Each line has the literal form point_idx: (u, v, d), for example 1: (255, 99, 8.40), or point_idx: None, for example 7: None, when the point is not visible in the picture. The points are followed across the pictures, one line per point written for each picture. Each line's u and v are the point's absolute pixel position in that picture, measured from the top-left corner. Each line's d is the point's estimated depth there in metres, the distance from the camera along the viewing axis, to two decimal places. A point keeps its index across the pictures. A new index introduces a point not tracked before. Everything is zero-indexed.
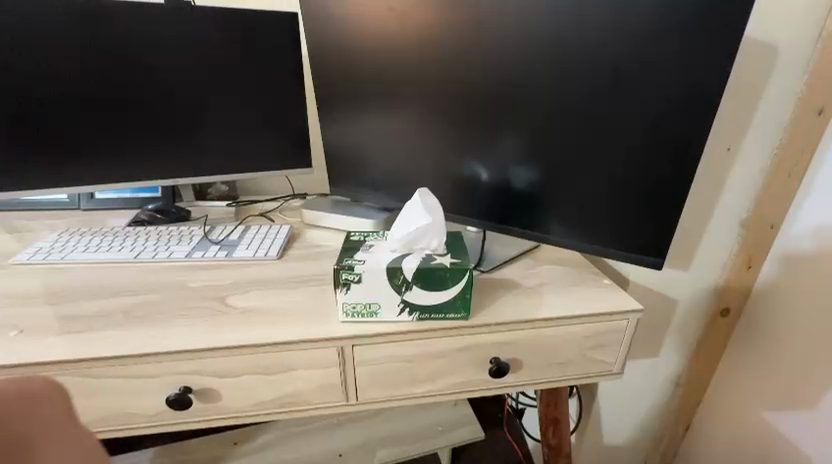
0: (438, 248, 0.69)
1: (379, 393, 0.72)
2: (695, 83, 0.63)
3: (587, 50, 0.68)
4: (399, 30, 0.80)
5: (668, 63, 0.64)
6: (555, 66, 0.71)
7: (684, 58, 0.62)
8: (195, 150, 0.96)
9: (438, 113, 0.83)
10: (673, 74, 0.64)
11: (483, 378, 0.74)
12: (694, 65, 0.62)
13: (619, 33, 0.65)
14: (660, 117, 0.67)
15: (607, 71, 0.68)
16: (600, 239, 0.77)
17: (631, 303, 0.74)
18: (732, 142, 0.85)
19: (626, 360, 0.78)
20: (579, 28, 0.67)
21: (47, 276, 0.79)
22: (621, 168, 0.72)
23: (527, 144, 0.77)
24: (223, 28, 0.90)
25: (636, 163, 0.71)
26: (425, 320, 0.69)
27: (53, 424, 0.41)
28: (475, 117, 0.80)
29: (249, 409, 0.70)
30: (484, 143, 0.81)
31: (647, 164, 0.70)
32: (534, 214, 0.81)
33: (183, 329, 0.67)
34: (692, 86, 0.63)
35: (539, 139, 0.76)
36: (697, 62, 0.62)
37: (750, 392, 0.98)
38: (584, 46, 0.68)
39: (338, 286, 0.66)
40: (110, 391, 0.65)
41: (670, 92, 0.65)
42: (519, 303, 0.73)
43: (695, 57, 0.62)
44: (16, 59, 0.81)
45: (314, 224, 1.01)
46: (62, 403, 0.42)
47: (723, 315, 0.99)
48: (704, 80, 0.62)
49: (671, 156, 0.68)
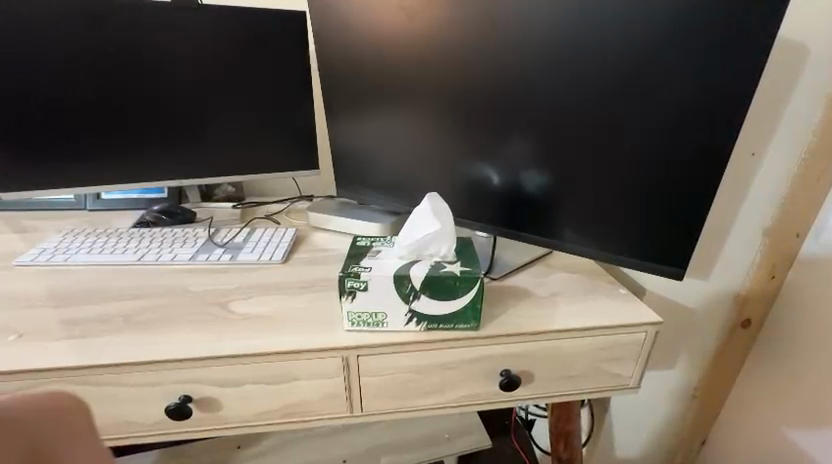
0: (447, 255, 0.67)
1: (384, 404, 0.70)
2: (709, 84, 0.61)
3: (591, 52, 0.66)
4: (402, 26, 0.78)
5: (678, 64, 0.62)
6: (560, 68, 0.69)
7: (695, 60, 0.61)
8: (200, 150, 0.95)
9: (442, 115, 0.81)
10: (684, 75, 0.62)
11: (493, 391, 0.71)
12: (705, 65, 0.60)
13: (640, 28, 0.62)
14: (674, 120, 0.64)
15: (614, 73, 0.66)
16: (614, 246, 0.74)
17: (648, 314, 0.71)
18: (756, 146, 0.82)
19: (643, 374, 0.75)
20: (583, 29, 0.65)
21: (51, 278, 0.78)
22: (635, 172, 0.69)
23: (532, 148, 0.75)
24: (226, 25, 0.88)
25: (650, 168, 0.68)
26: (433, 330, 0.66)
27: (66, 430, 0.43)
28: (478, 120, 0.78)
29: (251, 419, 0.68)
30: (488, 147, 0.79)
31: (663, 168, 0.67)
32: (544, 220, 0.79)
33: (185, 334, 0.65)
34: (705, 87, 0.61)
35: (546, 142, 0.74)
36: (708, 63, 0.60)
37: (768, 408, 0.91)
38: (587, 48, 0.66)
39: (343, 294, 0.63)
40: (109, 399, 0.64)
41: (682, 94, 0.63)
42: (531, 314, 0.70)
43: (705, 57, 0.60)
44: (20, 62, 0.81)
45: (320, 228, 0.99)
46: (77, 412, 0.44)
47: (744, 326, 0.92)
48: (717, 81, 0.60)
49: (688, 159, 0.65)
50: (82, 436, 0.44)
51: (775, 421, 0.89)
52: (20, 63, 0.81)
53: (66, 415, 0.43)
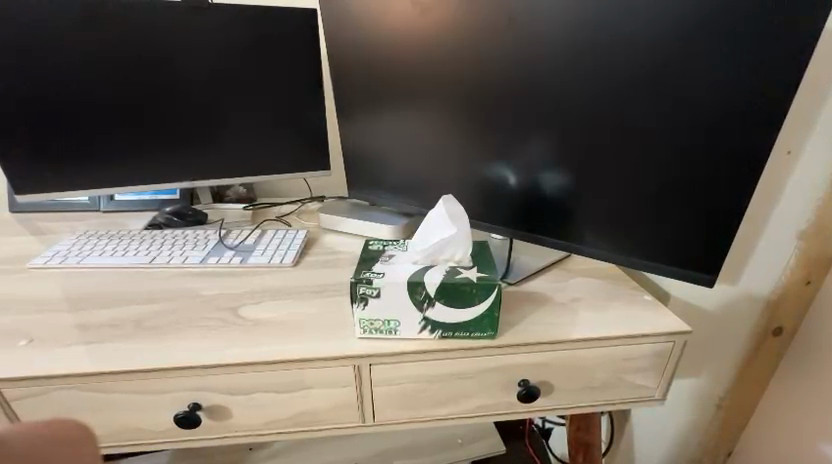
0: (462, 259, 0.64)
1: (397, 414, 0.68)
2: (717, 85, 0.58)
3: (602, 50, 0.63)
4: (416, 25, 0.76)
5: (690, 62, 0.59)
6: (560, 71, 0.67)
7: (699, 61, 0.58)
8: (211, 152, 0.94)
9: (445, 118, 0.79)
10: (696, 74, 0.59)
11: (509, 401, 0.69)
12: (712, 65, 0.58)
13: (654, 23, 0.59)
14: (683, 121, 0.61)
15: (617, 75, 0.63)
16: (627, 249, 0.71)
17: (675, 323, 0.67)
18: (793, 144, 0.75)
19: (670, 385, 0.71)
20: (584, 32, 0.64)
21: (63, 281, 0.78)
22: (645, 174, 0.66)
23: (536, 151, 0.73)
24: (236, 26, 0.87)
25: (662, 169, 0.65)
26: (448, 338, 0.64)
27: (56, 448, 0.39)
28: (480, 123, 0.77)
29: (263, 427, 0.67)
30: (492, 150, 0.77)
31: (675, 169, 0.64)
32: (554, 223, 0.76)
33: (194, 341, 0.64)
34: (712, 88, 0.58)
35: (553, 144, 0.71)
36: (712, 64, 0.58)
37: (798, 421, 0.85)
38: (589, 50, 0.64)
39: (354, 301, 0.61)
40: (119, 405, 0.63)
41: (690, 95, 0.60)
42: (550, 322, 0.67)
43: (710, 58, 0.57)
44: (24, 63, 0.81)
45: (331, 230, 0.97)
46: (61, 426, 0.41)
47: (775, 335, 0.86)
48: (726, 81, 0.57)
49: (701, 160, 0.62)
50: (83, 449, 0.41)
51: (809, 435, 0.83)
52: (21, 61, 0.80)
53: (57, 431, 0.40)
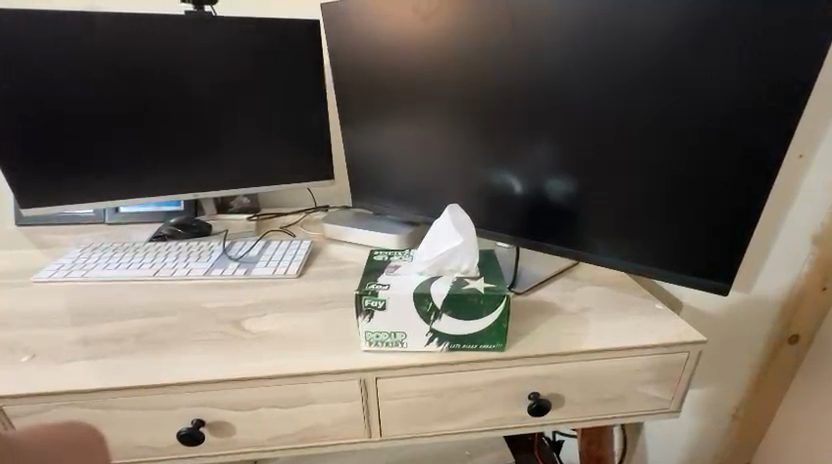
0: (469, 270, 0.63)
1: (404, 429, 0.66)
2: (719, 84, 0.57)
3: (601, 51, 0.63)
4: (417, 31, 0.76)
5: (692, 62, 0.58)
6: (560, 75, 0.67)
7: (698, 63, 0.58)
8: (214, 162, 0.94)
9: (447, 123, 0.79)
10: (698, 73, 0.58)
11: (520, 415, 0.67)
12: (713, 65, 0.57)
13: (654, 23, 0.59)
14: (682, 123, 0.61)
15: (618, 76, 0.63)
16: (628, 252, 0.70)
17: (688, 332, 0.65)
18: (807, 148, 0.73)
19: (685, 397, 0.69)
20: (585, 32, 0.63)
21: (66, 296, 0.78)
22: (647, 175, 0.65)
23: (537, 155, 0.73)
24: (240, 37, 0.88)
25: (663, 170, 0.64)
26: (456, 350, 0.62)
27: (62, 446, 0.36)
28: (480, 127, 0.76)
29: (268, 443, 0.65)
30: (493, 154, 0.77)
31: (675, 171, 0.63)
32: (555, 227, 0.75)
33: (198, 356, 0.63)
34: (713, 89, 0.58)
35: (555, 147, 0.71)
36: (714, 64, 0.57)
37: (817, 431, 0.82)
38: (589, 51, 0.64)
39: (360, 313, 0.60)
40: (121, 421, 0.62)
41: (692, 96, 0.59)
42: (560, 332, 0.65)
43: (711, 58, 0.57)
44: (27, 78, 0.81)
45: (335, 239, 0.97)
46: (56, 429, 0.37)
47: (791, 343, 0.83)
48: (728, 80, 0.57)
49: (701, 162, 0.61)
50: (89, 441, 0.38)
51: None
52: (24, 76, 0.80)
53: (55, 433, 0.36)
